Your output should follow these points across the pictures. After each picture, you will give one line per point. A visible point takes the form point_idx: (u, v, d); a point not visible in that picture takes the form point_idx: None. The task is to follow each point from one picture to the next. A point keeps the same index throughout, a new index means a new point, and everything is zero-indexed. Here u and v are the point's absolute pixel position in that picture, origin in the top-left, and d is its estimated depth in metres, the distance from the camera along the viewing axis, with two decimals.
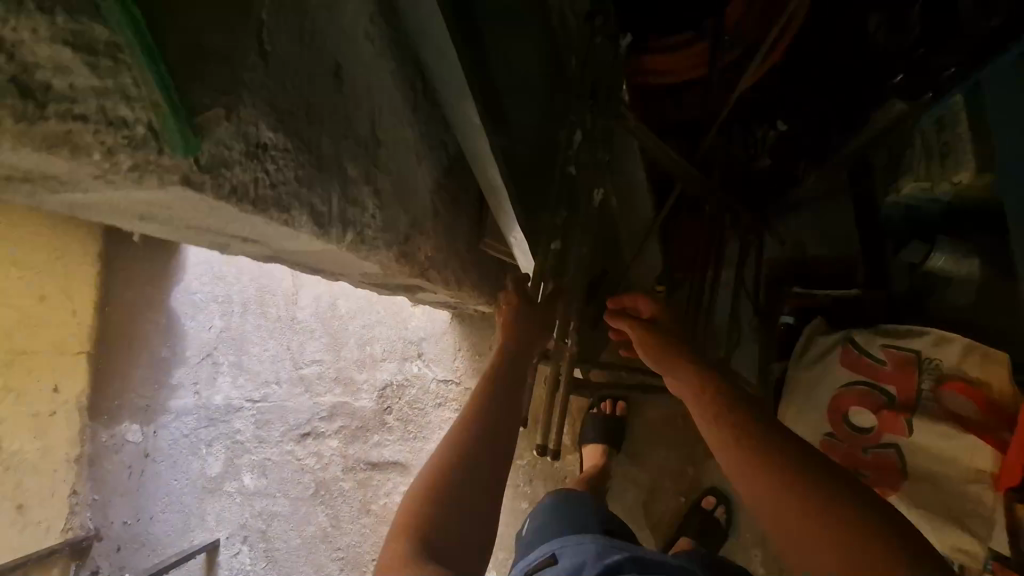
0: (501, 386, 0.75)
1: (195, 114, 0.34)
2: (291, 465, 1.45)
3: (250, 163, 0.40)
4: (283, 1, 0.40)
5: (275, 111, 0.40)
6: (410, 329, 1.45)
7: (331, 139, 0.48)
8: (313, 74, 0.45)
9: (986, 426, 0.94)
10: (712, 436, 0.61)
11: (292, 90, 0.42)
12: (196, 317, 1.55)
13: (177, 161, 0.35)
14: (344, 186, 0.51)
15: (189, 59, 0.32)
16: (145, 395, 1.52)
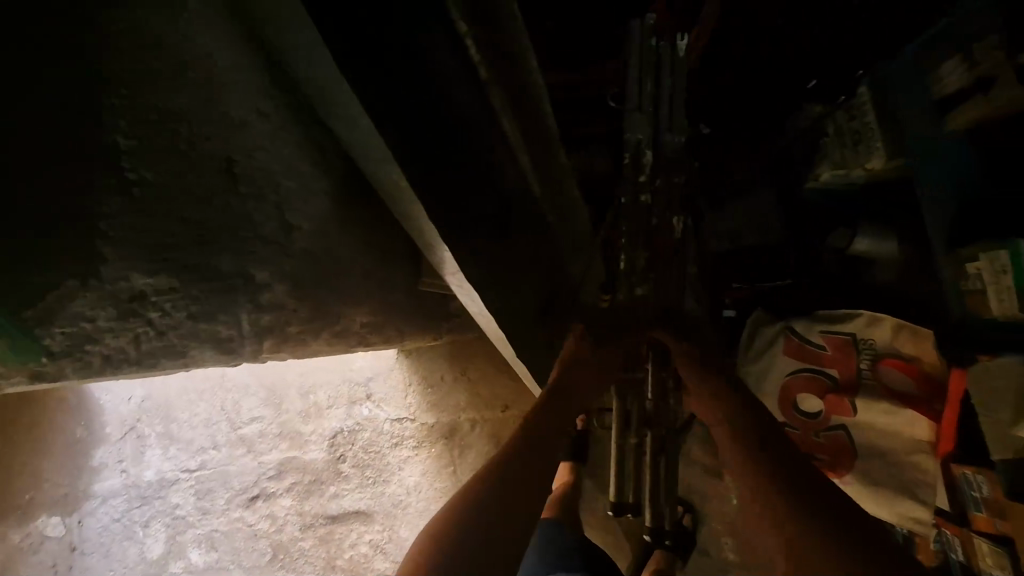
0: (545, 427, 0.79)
1: (40, 300, 0.40)
2: (243, 533, 1.35)
3: (125, 317, 0.46)
4: (150, 127, 0.41)
5: (146, 255, 0.44)
6: (355, 370, 1.37)
7: (230, 251, 0.49)
8: (202, 188, 0.46)
9: (920, 399, 0.99)
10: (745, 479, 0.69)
11: (173, 220, 0.45)
12: (112, 389, 1.39)
13: (40, 351, 0.43)
14: (253, 292, 0.53)
15: (29, 259, 0.38)
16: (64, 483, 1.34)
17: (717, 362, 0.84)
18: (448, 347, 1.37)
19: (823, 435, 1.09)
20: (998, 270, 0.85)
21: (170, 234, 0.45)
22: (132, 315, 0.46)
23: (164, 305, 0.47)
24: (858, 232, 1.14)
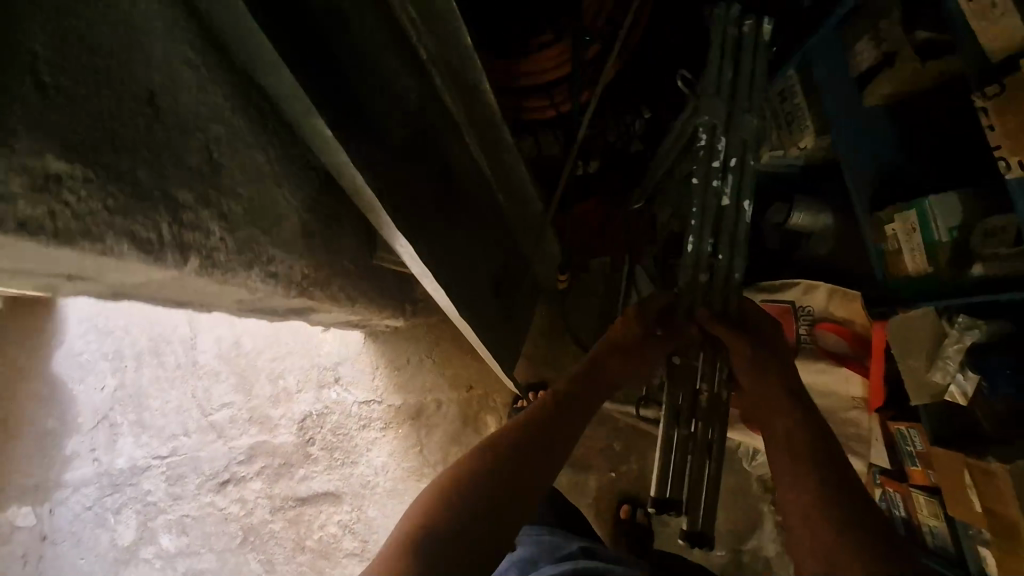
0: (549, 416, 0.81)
1: None
2: (214, 517, 1.37)
3: (41, 201, 0.33)
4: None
5: (59, 137, 0.33)
6: (324, 355, 1.41)
7: (147, 162, 0.41)
8: (112, 89, 0.38)
9: (855, 358, 1.05)
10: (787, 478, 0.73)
11: (81, 108, 0.35)
12: (86, 378, 1.42)
13: None
14: (176, 215, 0.44)
15: None
16: (37, 475, 1.39)
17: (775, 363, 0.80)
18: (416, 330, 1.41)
19: None
20: (908, 230, 0.90)
21: (83, 128, 0.35)
22: (40, 194, 0.33)
23: (81, 198, 0.35)
24: (794, 207, 1.19)
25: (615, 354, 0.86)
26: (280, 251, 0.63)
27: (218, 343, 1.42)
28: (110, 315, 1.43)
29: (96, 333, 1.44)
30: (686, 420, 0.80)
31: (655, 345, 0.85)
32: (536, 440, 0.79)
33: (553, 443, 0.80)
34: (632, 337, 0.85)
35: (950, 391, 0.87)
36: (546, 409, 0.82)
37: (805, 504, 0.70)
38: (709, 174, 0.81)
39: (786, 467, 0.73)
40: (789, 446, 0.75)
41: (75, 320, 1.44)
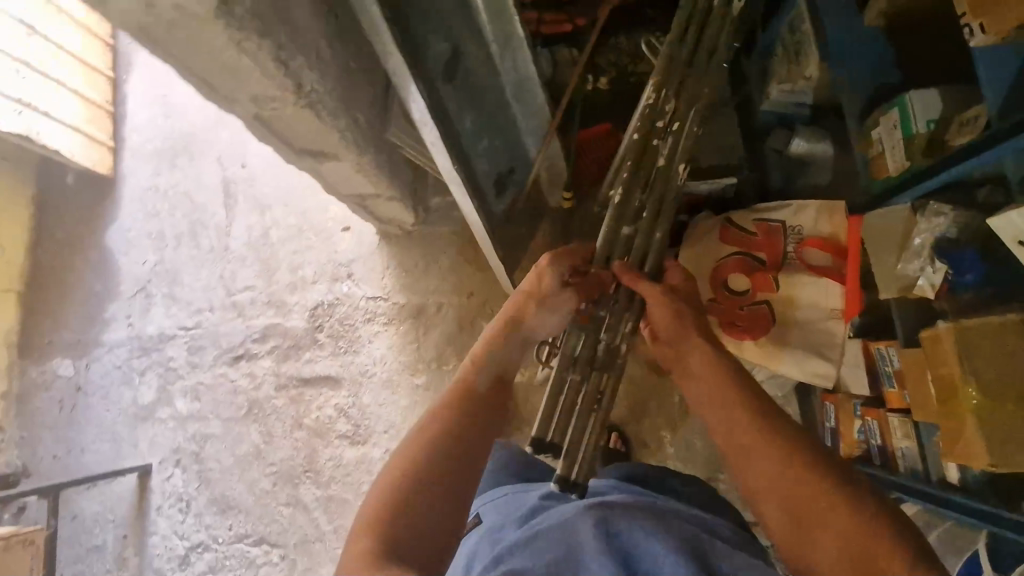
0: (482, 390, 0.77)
1: None
2: (224, 387, 1.50)
3: None
4: None
5: None
6: (340, 252, 1.52)
7: None
8: None
9: (838, 270, 1.08)
10: (722, 416, 0.72)
11: None
12: (130, 253, 1.60)
13: None
14: None
15: None
16: (78, 331, 1.58)
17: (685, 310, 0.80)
18: (426, 235, 1.50)
19: (747, 308, 1.13)
20: (890, 128, 0.93)
21: None
22: None
23: None
24: (796, 135, 1.25)
25: (530, 310, 0.81)
26: (293, 47, 0.73)
27: (249, 230, 1.58)
28: (160, 197, 1.62)
29: (145, 215, 1.62)
30: (577, 369, 0.77)
31: (568, 296, 0.79)
32: (456, 424, 0.74)
33: (477, 423, 0.75)
34: (543, 288, 0.81)
35: (919, 285, 0.88)
36: (457, 389, 0.78)
37: (738, 446, 0.70)
38: (650, 131, 0.86)
39: (716, 418, 0.73)
40: (711, 393, 0.75)
41: (129, 202, 1.63)
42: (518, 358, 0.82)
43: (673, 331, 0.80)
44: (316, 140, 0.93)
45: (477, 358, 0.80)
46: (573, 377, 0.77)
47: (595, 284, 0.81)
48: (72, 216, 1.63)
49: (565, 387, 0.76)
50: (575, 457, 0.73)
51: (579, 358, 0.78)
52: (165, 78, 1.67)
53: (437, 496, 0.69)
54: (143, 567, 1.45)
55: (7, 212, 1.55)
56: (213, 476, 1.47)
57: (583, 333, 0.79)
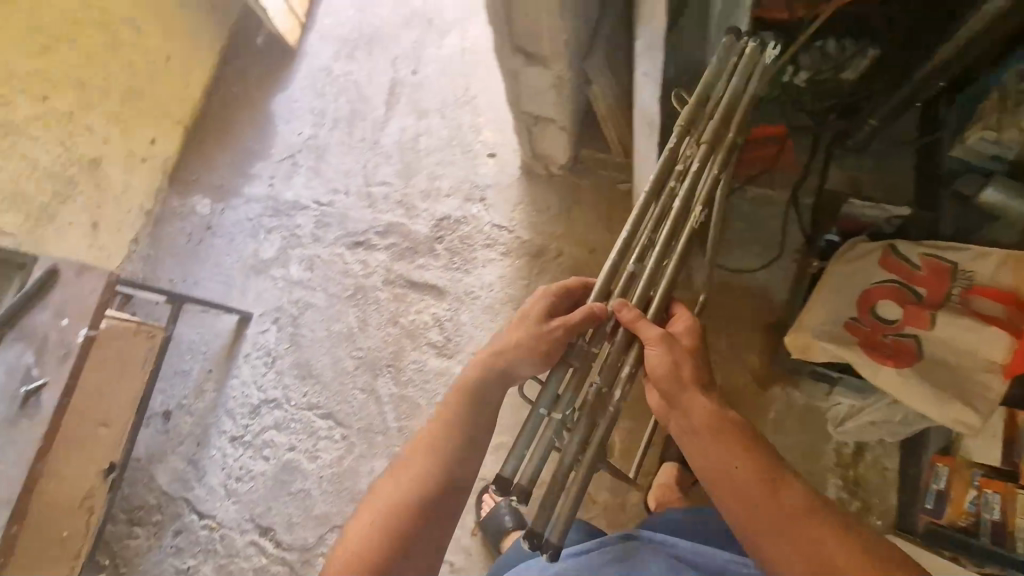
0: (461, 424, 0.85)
1: None
2: (337, 266, 1.57)
3: None
4: None
5: None
6: (480, 175, 1.57)
7: None
8: None
9: (1013, 323, 1.00)
10: (727, 465, 0.75)
11: None
12: (290, 121, 1.69)
13: None
14: None
15: None
16: (223, 177, 1.68)
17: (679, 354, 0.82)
18: (565, 184, 1.53)
19: (891, 337, 1.10)
20: None
21: None
22: None
23: None
24: (991, 184, 1.15)
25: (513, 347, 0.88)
26: None
27: (402, 132, 1.64)
28: (332, 79, 1.71)
29: (313, 92, 1.71)
30: (556, 409, 0.79)
31: (556, 330, 0.84)
32: (440, 455, 0.83)
33: (463, 452, 0.84)
34: (531, 327, 0.88)
35: None
36: (442, 419, 0.86)
37: (760, 510, 0.72)
38: (665, 173, 0.89)
39: (734, 487, 0.74)
40: (721, 460, 0.76)
41: (302, 77, 1.72)
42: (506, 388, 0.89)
43: (676, 388, 0.81)
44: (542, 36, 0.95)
45: (462, 385, 0.88)
46: (542, 412, 0.79)
47: (583, 320, 0.83)
48: (249, 74, 1.74)
49: (529, 420, 0.78)
50: (520, 465, 0.77)
51: (561, 397, 0.80)
52: None
53: (432, 513, 0.79)
54: (217, 404, 1.53)
55: (200, 53, 1.68)
56: (304, 343, 1.54)
57: (576, 369, 0.83)
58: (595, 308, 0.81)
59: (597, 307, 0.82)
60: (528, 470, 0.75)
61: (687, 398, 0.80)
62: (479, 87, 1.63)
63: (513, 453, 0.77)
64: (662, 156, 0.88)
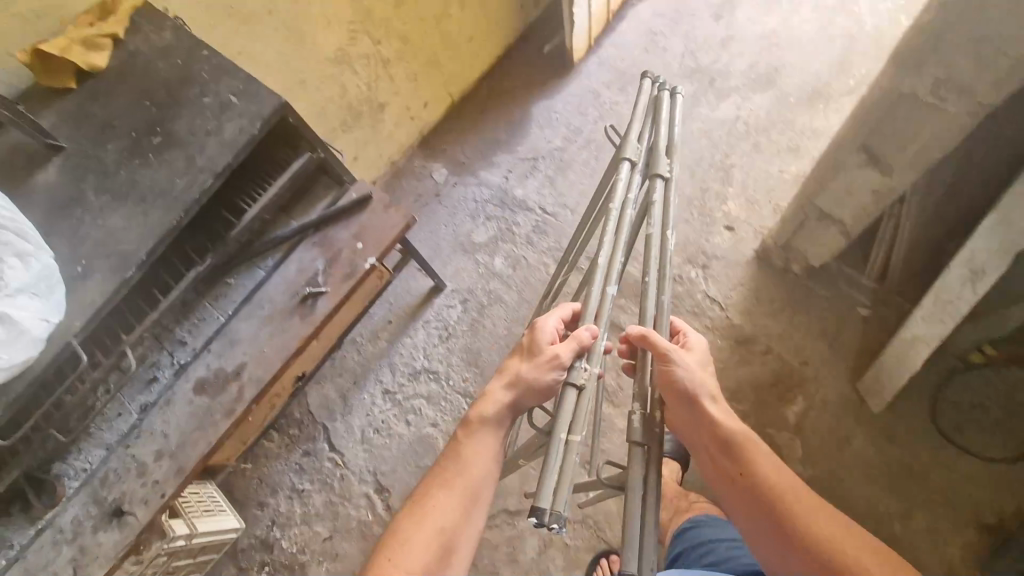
0: (463, 462, 0.84)
1: None
2: (540, 274, 1.59)
3: None
4: None
5: None
6: (711, 244, 1.52)
7: None
8: None
9: None
10: (729, 485, 0.80)
11: None
12: (545, 129, 1.77)
13: None
14: None
15: None
16: (467, 156, 1.79)
17: (683, 376, 0.79)
18: (795, 282, 1.45)
19: None
20: None
21: None
22: None
23: None
24: None
25: (516, 381, 0.85)
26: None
27: None
28: (596, 103, 1.77)
29: (575, 110, 1.78)
30: (576, 429, 0.68)
31: (546, 362, 0.82)
32: (463, 484, 0.84)
33: (485, 477, 0.85)
34: (528, 361, 0.85)
35: None
36: (458, 450, 0.85)
37: (771, 515, 0.77)
38: (619, 206, 0.86)
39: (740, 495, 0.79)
40: (727, 467, 0.81)
41: (570, 93, 1.80)
42: (513, 417, 0.87)
43: (689, 404, 0.81)
44: (905, 146, 0.88)
45: (475, 420, 0.86)
46: (565, 438, 0.67)
47: (571, 345, 0.78)
48: (523, 75, 1.85)
49: (555, 448, 0.66)
50: (555, 492, 0.64)
51: (577, 420, 0.69)
52: (665, 23, 1.83)
53: (448, 550, 0.81)
54: (385, 354, 1.59)
55: (492, 44, 1.80)
56: (481, 332, 1.57)
57: (578, 390, 0.72)
58: (581, 332, 0.77)
59: (585, 332, 0.77)
60: (564, 495, 0.64)
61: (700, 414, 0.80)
62: (737, 157, 1.61)
63: (552, 484, 0.64)
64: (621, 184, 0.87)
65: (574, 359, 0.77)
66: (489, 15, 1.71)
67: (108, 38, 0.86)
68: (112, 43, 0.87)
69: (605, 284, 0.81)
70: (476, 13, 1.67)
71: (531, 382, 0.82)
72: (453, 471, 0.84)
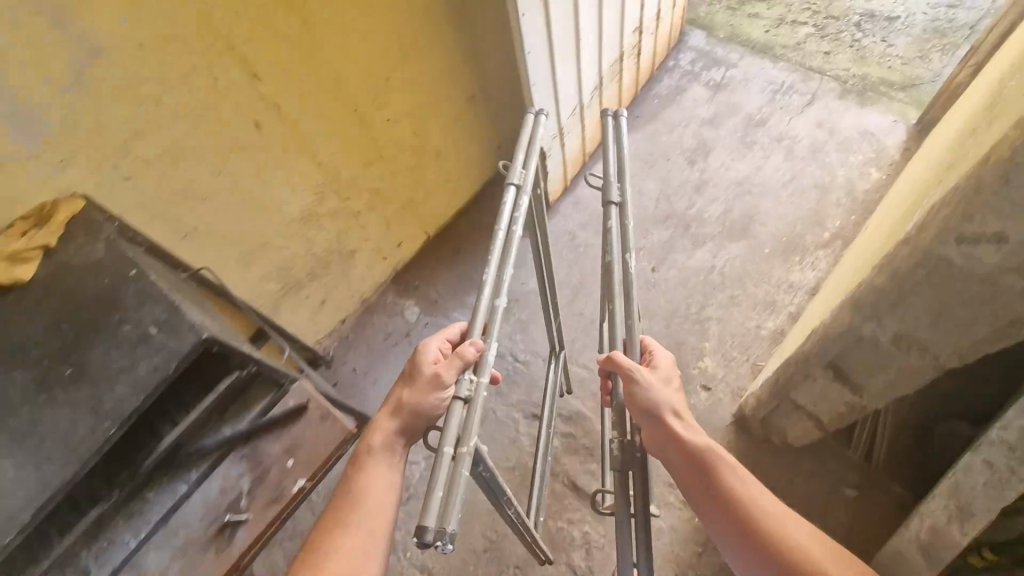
0: (354, 490, 0.72)
1: None
2: (509, 431, 1.51)
3: None
4: None
5: None
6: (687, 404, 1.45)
7: None
8: None
9: None
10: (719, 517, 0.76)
11: None
12: (521, 271, 1.75)
13: None
14: None
15: None
16: (441, 295, 1.75)
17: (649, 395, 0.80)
18: (777, 454, 1.36)
19: None
20: None
21: None
22: None
23: None
24: None
25: (402, 408, 0.75)
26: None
27: None
28: (572, 245, 1.76)
29: (550, 253, 1.77)
30: (464, 443, 0.62)
31: (432, 371, 0.73)
32: (356, 518, 0.70)
33: (385, 500, 0.72)
34: (409, 385, 0.75)
35: None
36: (350, 482, 0.73)
37: (744, 528, 0.74)
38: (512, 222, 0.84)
39: (711, 510, 0.77)
40: (698, 483, 0.78)
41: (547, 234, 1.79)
42: (409, 444, 0.76)
43: (654, 424, 0.80)
44: (875, 376, 0.82)
45: (363, 450, 0.75)
46: (450, 453, 0.61)
47: (455, 362, 0.71)
48: (501, 213, 1.85)
49: (440, 463, 0.60)
50: (447, 511, 0.58)
51: (470, 430, 0.63)
52: (642, 166, 1.85)
53: None
54: None
55: (469, 183, 1.80)
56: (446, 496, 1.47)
57: (467, 404, 0.66)
58: (465, 349, 0.70)
59: (469, 345, 0.71)
60: (456, 512, 0.58)
61: (665, 434, 0.78)
62: (714, 309, 1.57)
63: (439, 499, 0.58)
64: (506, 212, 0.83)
65: (459, 375, 0.69)
66: (466, 160, 1.71)
67: (37, 250, 0.83)
68: (41, 254, 0.84)
69: (494, 297, 0.78)
70: (453, 159, 1.67)
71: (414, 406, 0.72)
72: (344, 502, 0.72)
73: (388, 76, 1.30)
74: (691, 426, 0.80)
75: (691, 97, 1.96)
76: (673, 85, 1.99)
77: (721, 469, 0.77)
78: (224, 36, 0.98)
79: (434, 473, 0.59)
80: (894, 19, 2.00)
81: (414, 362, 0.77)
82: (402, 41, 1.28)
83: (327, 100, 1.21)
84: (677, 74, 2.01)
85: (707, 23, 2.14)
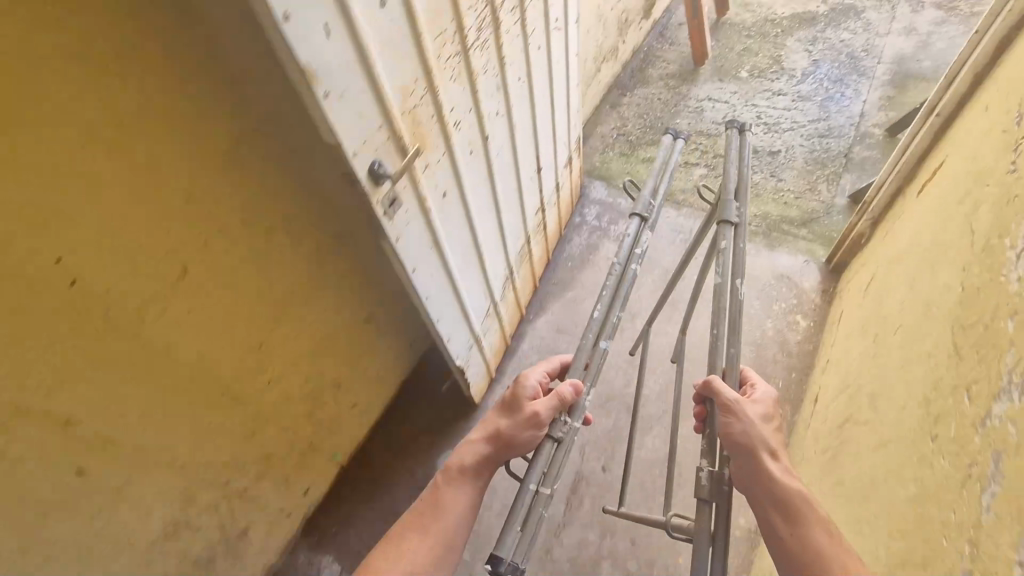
0: (450, 503, 0.88)
1: None
2: None
3: None
4: None
5: None
6: None
7: None
8: None
9: None
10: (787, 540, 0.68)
11: None
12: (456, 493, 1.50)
13: None
14: None
15: None
16: (365, 540, 1.46)
17: (743, 422, 0.74)
18: None
19: None
20: None
21: None
22: None
23: None
24: None
25: (495, 435, 0.92)
26: None
27: (579, 545, 1.39)
28: None
29: None
30: (545, 483, 0.77)
31: (529, 414, 0.88)
32: (435, 533, 0.87)
33: (460, 522, 0.88)
34: (506, 418, 0.93)
35: None
36: (437, 496, 0.89)
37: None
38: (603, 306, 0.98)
39: (785, 545, 0.68)
40: (775, 512, 0.70)
41: None
42: (490, 473, 0.92)
43: (747, 457, 0.72)
44: None
45: (452, 469, 0.91)
46: (532, 488, 0.75)
47: (555, 400, 0.86)
48: (426, 420, 1.62)
49: (522, 498, 0.74)
50: (520, 538, 0.71)
51: (553, 469, 0.78)
52: (568, 341, 1.72)
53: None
54: None
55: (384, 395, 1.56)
56: None
57: (556, 443, 0.81)
58: (563, 389, 0.86)
59: (567, 388, 0.86)
60: (527, 545, 0.71)
61: (755, 467, 0.71)
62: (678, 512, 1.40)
63: (514, 531, 0.71)
64: (628, 239, 1.03)
65: (556, 412, 0.85)
66: (377, 377, 1.48)
67: None
68: None
69: (599, 336, 0.96)
70: (361, 380, 1.43)
71: (510, 437, 0.88)
72: (432, 520, 0.87)
73: (261, 340, 1.08)
74: (786, 468, 0.73)
75: (603, 256, 1.90)
76: (583, 245, 1.93)
77: (811, 517, 0.69)
78: (8, 403, 0.71)
79: (518, 512, 0.72)
80: (776, 154, 2.09)
81: (520, 398, 0.93)
82: (295, 282, 1.09)
83: (178, 398, 0.96)
84: (586, 231, 1.97)
85: (604, 173, 2.14)
